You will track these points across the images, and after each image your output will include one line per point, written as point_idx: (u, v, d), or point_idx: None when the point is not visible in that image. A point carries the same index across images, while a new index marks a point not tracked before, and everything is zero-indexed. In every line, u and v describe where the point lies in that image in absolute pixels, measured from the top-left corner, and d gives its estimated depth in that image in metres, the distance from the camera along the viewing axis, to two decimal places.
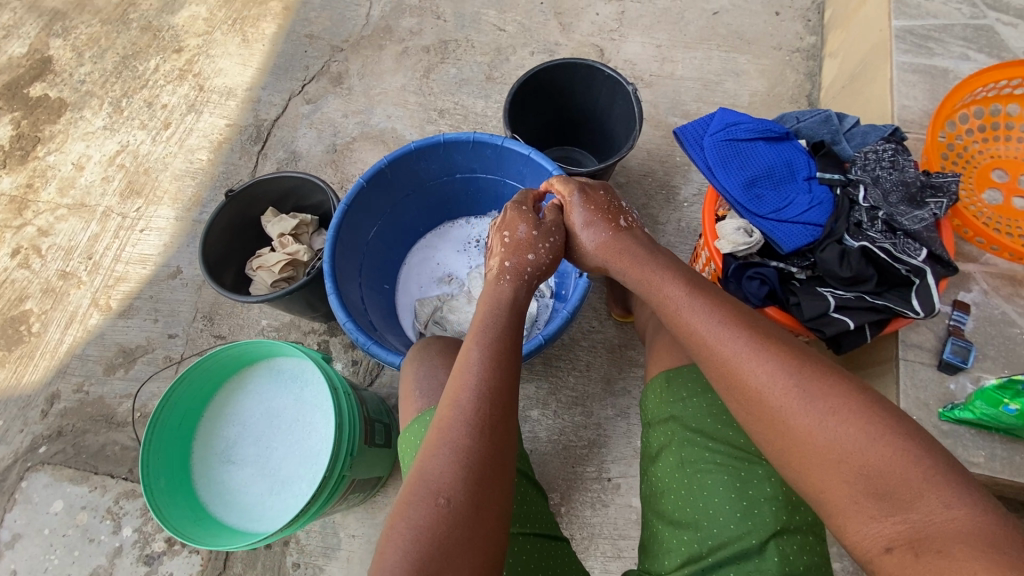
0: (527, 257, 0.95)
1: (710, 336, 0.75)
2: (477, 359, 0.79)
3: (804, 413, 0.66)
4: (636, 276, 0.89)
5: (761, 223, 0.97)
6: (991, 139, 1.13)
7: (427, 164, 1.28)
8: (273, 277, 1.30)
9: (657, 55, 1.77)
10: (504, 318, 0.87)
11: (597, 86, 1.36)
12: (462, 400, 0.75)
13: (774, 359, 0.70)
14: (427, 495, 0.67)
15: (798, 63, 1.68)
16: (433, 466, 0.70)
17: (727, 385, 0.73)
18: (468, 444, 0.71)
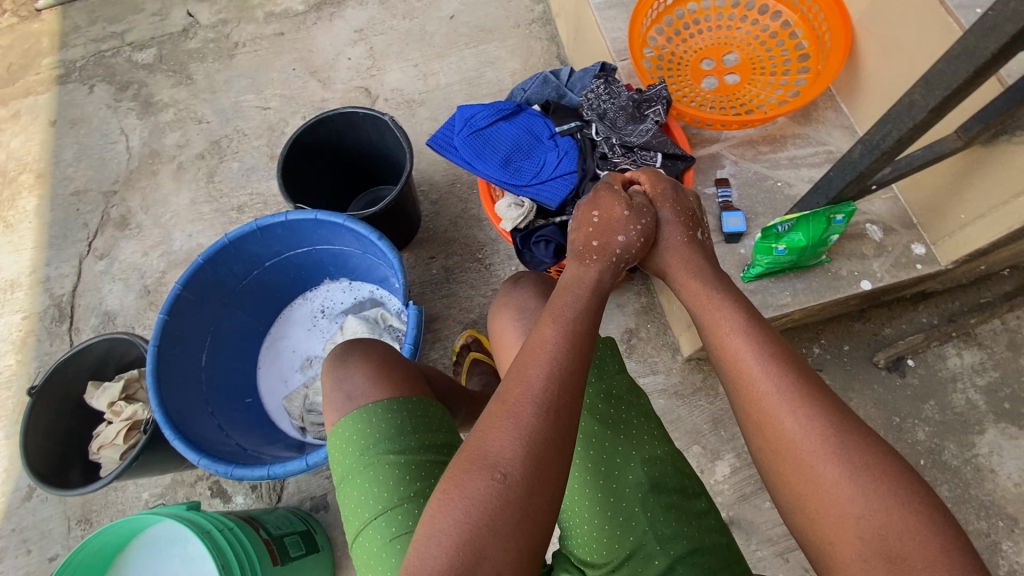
0: (616, 239, 0.87)
1: (751, 365, 0.71)
2: (555, 339, 0.73)
3: (835, 462, 0.62)
4: (693, 294, 0.82)
5: (526, 192, 1.04)
6: (689, 36, 1.28)
7: (228, 269, 1.25)
8: (120, 449, 1.21)
9: (418, 73, 1.84)
10: (592, 298, 0.81)
11: (361, 128, 1.39)
12: (531, 380, 0.69)
13: (815, 405, 0.66)
14: (482, 470, 0.63)
15: (538, 32, 1.84)
16: (496, 442, 0.65)
17: (754, 422, 0.69)
18: (535, 428, 0.65)
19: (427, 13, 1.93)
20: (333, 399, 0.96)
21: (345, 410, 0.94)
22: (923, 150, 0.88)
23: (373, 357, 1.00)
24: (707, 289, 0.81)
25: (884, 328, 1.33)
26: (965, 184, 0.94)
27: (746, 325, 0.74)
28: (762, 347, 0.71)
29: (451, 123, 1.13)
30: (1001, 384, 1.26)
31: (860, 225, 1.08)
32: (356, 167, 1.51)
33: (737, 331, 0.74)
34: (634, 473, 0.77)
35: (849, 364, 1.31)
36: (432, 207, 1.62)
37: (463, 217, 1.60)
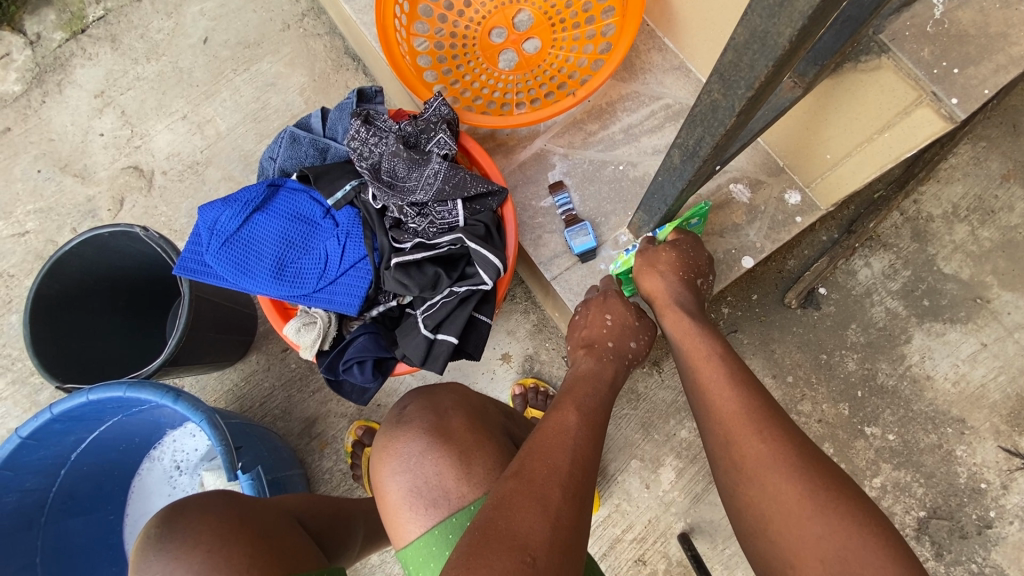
0: (630, 343, 0.80)
1: (732, 406, 0.65)
2: (580, 423, 0.66)
3: (806, 498, 0.57)
4: (686, 342, 0.74)
5: (316, 301, 0.80)
6: (465, 6, 1.00)
7: (18, 490, 0.98)
8: None
9: (191, 126, 1.48)
10: (607, 397, 0.73)
11: (120, 246, 1.07)
12: (555, 457, 0.61)
13: (796, 449, 0.61)
14: (508, 550, 0.52)
15: (314, 28, 1.49)
16: (521, 525, 0.54)
17: (725, 456, 0.64)
18: (565, 510, 0.56)
19: (174, 44, 1.53)
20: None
21: None
22: (759, 109, 0.68)
23: (205, 529, 0.69)
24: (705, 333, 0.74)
25: (787, 262, 1.20)
26: (823, 123, 0.76)
27: (732, 368, 0.69)
28: (748, 392, 0.66)
29: (195, 233, 0.84)
30: (916, 282, 1.16)
31: (721, 191, 0.90)
32: (144, 287, 1.20)
33: (722, 376, 0.69)
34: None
35: (762, 314, 1.18)
36: None
37: None
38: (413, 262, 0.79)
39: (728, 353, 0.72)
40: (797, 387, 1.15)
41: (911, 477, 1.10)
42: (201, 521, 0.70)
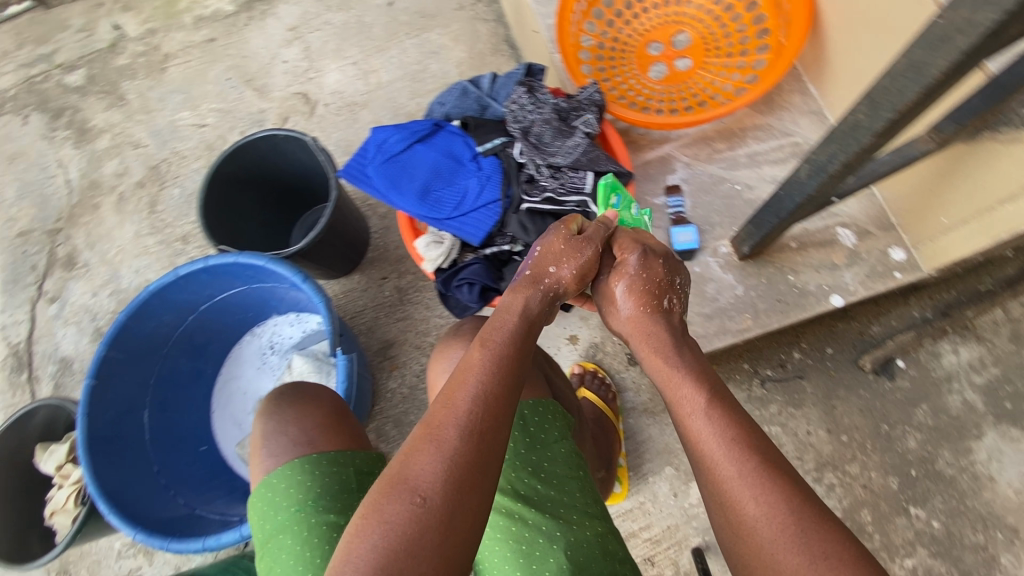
0: (551, 269, 0.80)
1: (711, 446, 0.62)
2: (487, 366, 0.67)
3: (790, 548, 0.54)
4: (658, 365, 0.73)
5: (447, 226, 0.93)
6: (630, 16, 1.12)
7: (158, 319, 1.19)
8: (72, 514, 1.17)
9: (358, 72, 1.69)
10: (521, 330, 0.74)
11: (286, 147, 1.27)
12: (467, 405, 0.64)
13: (773, 485, 0.58)
14: (405, 495, 0.58)
15: (484, 13, 1.66)
16: (414, 466, 0.60)
17: (712, 498, 0.61)
18: (458, 448, 0.60)
19: (365, 3, 1.77)
20: (271, 443, 0.84)
21: (281, 458, 0.82)
22: (890, 155, 0.74)
23: (323, 402, 0.90)
24: (676, 357, 0.73)
25: (871, 327, 1.21)
26: (947, 186, 0.84)
27: (710, 400, 0.67)
28: (727, 426, 0.64)
29: (366, 149, 1.02)
30: (1003, 383, 1.14)
31: (828, 230, 0.95)
32: (288, 190, 1.40)
33: (697, 408, 0.66)
34: (554, 559, 0.70)
35: (833, 369, 1.20)
36: (380, 222, 1.51)
37: None
38: (538, 214, 0.92)
39: (712, 387, 0.68)
40: (848, 447, 1.15)
41: (945, 569, 1.07)
42: (317, 396, 0.92)
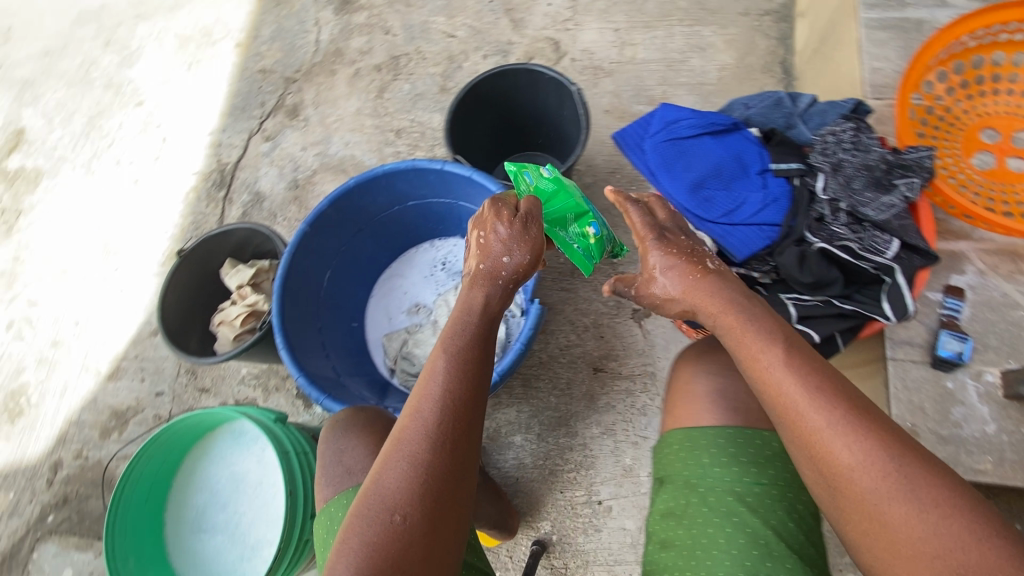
0: (503, 260, 0.94)
1: (797, 406, 0.65)
2: (447, 370, 0.82)
3: (900, 503, 0.58)
4: (727, 324, 0.75)
5: (712, 228, 0.94)
6: (976, 94, 1.04)
7: (374, 198, 1.26)
8: (235, 331, 1.28)
9: (616, 40, 1.66)
10: (478, 322, 0.90)
11: (544, 88, 1.28)
12: (420, 415, 0.79)
13: (874, 440, 0.61)
14: (380, 512, 0.73)
15: (768, 27, 1.57)
16: (383, 482, 0.75)
17: (806, 460, 0.64)
18: (425, 455, 0.76)
19: None
20: (329, 470, 0.90)
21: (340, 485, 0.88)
22: None
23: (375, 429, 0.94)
24: (739, 318, 0.74)
25: None
26: None
27: (786, 353, 0.68)
28: (810, 380, 0.65)
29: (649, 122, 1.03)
30: None
31: None
32: (519, 127, 1.42)
33: (777, 364, 0.68)
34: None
35: None
36: (583, 191, 1.49)
37: (611, 212, 1.46)
38: (821, 257, 0.87)
39: (782, 342, 0.69)
40: None
41: None
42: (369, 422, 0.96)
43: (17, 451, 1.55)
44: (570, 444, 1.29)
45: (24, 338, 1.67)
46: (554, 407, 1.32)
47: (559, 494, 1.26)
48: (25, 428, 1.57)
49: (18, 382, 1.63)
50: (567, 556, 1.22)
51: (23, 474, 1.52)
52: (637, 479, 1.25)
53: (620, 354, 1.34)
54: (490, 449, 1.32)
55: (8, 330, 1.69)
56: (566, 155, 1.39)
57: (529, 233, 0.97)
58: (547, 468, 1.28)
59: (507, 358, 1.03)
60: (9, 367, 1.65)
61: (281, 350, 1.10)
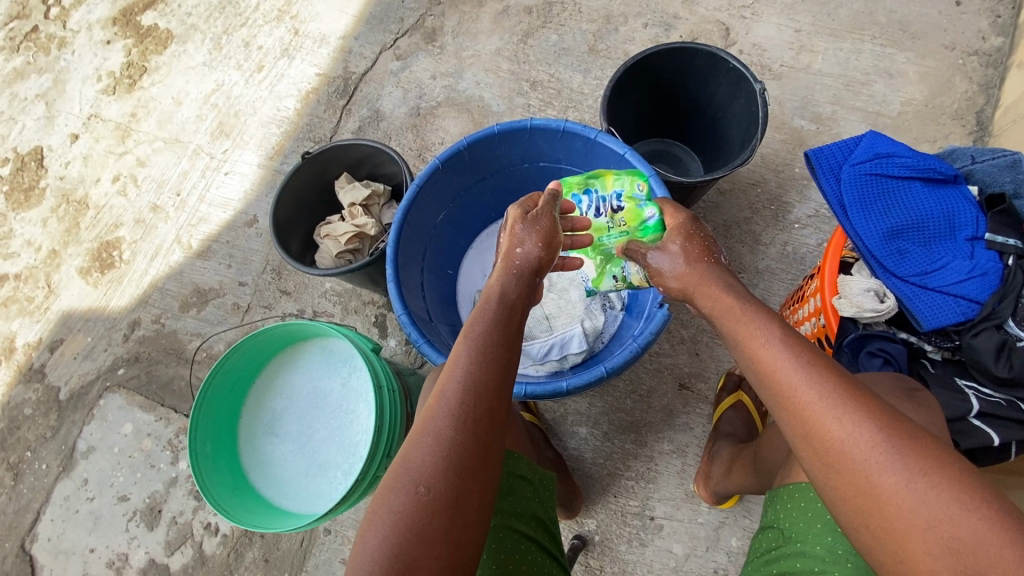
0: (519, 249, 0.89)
1: (796, 382, 0.66)
2: (468, 357, 0.76)
3: (891, 472, 0.59)
4: (724, 302, 0.80)
5: (899, 286, 0.88)
6: None
7: (510, 149, 1.19)
8: (339, 248, 1.28)
9: (795, 42, 1.49)
10: (496, 313, 0.82)
11: (721, 77, 1.16)
12: (448, 392, 0.74)
13: (864, 414, 0.62)
14: (408, 485, 0.69)
15: (972, 70, 1.41)
16: (408, 455, 0.72)
17: (803, 438, 0.65)
18: (449, 429, 0.71)
19: None
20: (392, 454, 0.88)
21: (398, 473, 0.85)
22: None
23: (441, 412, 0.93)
24: (737, 300, 0.79)
25: None
26: None
27: (785, 335, 0.70)
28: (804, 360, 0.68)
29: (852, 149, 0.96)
30: None
31: None
32: (672, 111, 1.31)
33: (773, 340, 0.70)
34: None
35: None
36: (715, 197, 1.39)
37: (740, 227, 1.35)
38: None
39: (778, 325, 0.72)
40: None
41: None
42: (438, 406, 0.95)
43: (102, 301, 1.61)
44: (636, 452, 1.24)
45: (127, 195, 1.70)
46: (628, 411, 1.27)
47: (612, 497, 1.23)
48: (113, 280, 1.62)
49: (113, 235, 1.67)
50: (605, 559, 1.19)
51: (103, 324, 1.58)
52: (696, 506, 1.19)
53: (710, 377, 1.27)
54: (553, 433, 1.29)
55: (113, 183, 1.72)
56: (715, 157, 1.28)
57: (546, 221, 0.93)
58: (606, 468, 1.25)
59: (618, 356, 0.95)
60: (108, 219, 1.69)
61: (389, 282, 1.07)
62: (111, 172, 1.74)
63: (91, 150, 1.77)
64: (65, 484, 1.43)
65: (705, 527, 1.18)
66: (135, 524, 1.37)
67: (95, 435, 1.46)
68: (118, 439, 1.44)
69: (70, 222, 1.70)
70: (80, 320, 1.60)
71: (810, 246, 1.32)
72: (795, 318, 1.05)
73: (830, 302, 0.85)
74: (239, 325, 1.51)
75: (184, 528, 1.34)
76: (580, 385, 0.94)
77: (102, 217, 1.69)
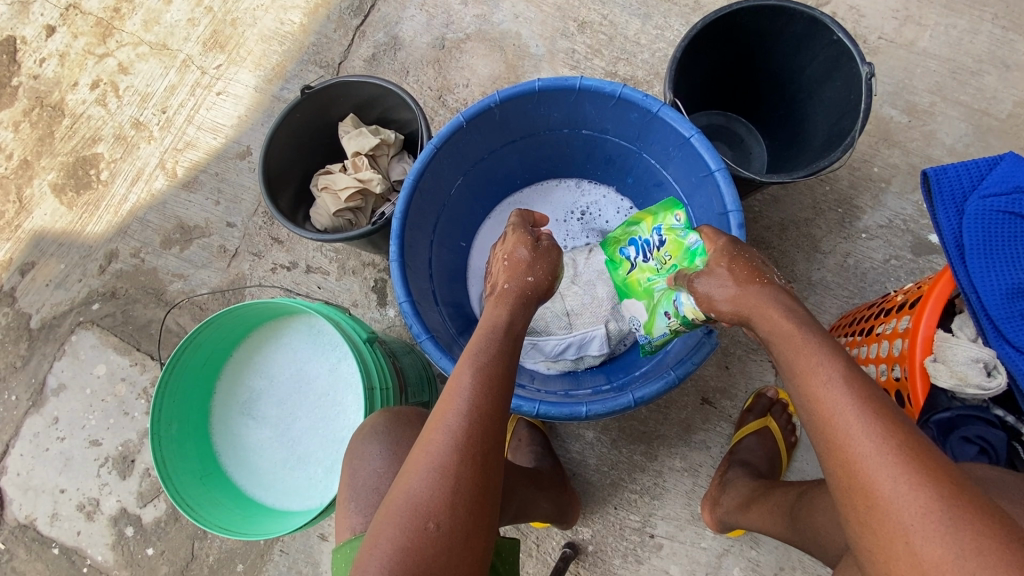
0: (526, 279, 0.84)
1: (848, 424, 0.56)
2: (472, 385, 0.68)
3: (943, 544, 0.48)
4: (786, 328, 0.65)
5: (1015, 360, 0.67)
6: None
7: (549, 111, 0.99)
8: (338, 204, 1.11)
9: (901, 9, 1.24)
10: (502, 341, 0.75)
11: (817, 49, 0.96)
12: (452, 423, 0.65)
13: (927, 474, 0.52)
14: (410, 520, 0.60)
15: None
16: (407, 487, 0.63)
17: (844, 488, 0.55)
18: (456, 465, 0.63)
19: None
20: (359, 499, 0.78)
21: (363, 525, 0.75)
22: None
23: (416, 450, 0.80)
24: (800, 327, 0.65)
25: None
26: None
27: (849, 371, 0.59)
28: (867, 401, 0.57)
29: (984, 169, 0.73)
30: None
31: None
32: (745, 82, 1.11)
33: (832, 378, 0.59)
34: None
35: None
36: (776, 189, 1.20)
37: (798, 228, 1.18)
38: None
39: (844, 360, 0.60)
40: None
41: None
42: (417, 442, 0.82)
43: (76, 225, 1.45)
44: (644, 465, 1.14)
45: (106, 105, 1.50)
46: (641, 420, 1.16)
47: (611, 509, 1.14)
48: (88, 203, 1.46)
49: (90, 151, 1.49)
50: (596, 570, 1.12)
51: (77, 251, 1.44)
52: (701, 530, 1.11)
53: (737, 394, 1.15)
54: (556, 433, 1.19)
55: (91, 89, 1.52)
56: (785, 146, 1.09)
57: (549, 258, 0.88)
58: (609, 478, 1.15)
59: (651, 385, 0.83)
60: (84, 133, 1.50)
61: (392, 259, 0.92)
62: (90, 76, 1.52)
63: (67, 47, 1.54)
64: (36, 419, 1.36)
65: (707, 553, 1.10)
66: (107, 470, 1.30)
67: (66, 372, 1.36)
68: (91, 379, 1.35)
69: (43, 131, 1.51)
70: (53, 244, 1.45)
71: (875, 260, 1.15)
72: (861, 357, 0.89)
73: (919, 360, 0.69)
74: (224, 272, 1.36)
75: (158, 481, 1.28)
76: (602, 412, 0.82)
77: (78, 128, 1.50)
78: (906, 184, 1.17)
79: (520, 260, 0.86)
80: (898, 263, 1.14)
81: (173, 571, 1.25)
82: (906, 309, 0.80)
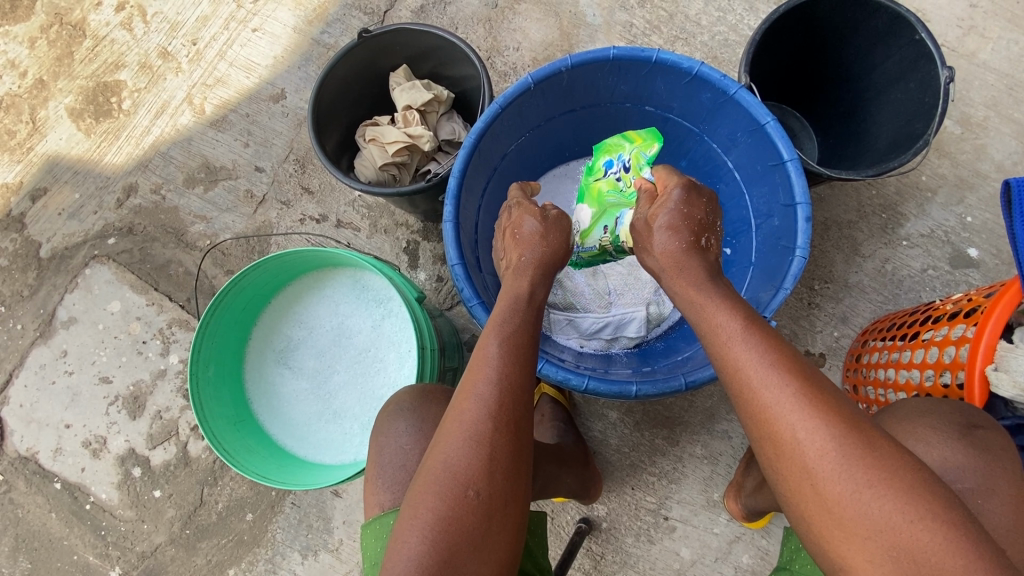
0: (534, 245, 0.82)
1: (752, 377, 0.57)
2: (500, 353, 0.67)
3: (841, 481, 0.52)
4: (689, 295, 0.67)
5: None
6: None
7: (616, 82, 0.97)
8: (384, 158, 1.07)
9: (966, 19, 1.23)
10: (525, 312, 0.73)
11: (894, 48, 0.95)
12: (481, 390, 0.64)
13: (823, 414, 0.54)
14: (450, 489, 0.59)
15: None
16: (444, 458, 0.61)
17: (759, 441, 0.57)
18: (493, 439, 0.61)
19: None
20: (384, 477, 0.75)
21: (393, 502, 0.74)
22: None
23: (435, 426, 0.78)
24: (703, 295, 0.66)
25: None
26: None
27: (748, 326, 0.60)
28: (767, 351, 0.58)
29: None
30: None
31: None
32: (810, 76, 1.09)
33: (736, 334, 0.60)
34: None
35: None
36: (822, 188, 1.20)
37: (841, 229, 1.18)
38: None
39: (742, 314, 0.62)
40: None
41: None
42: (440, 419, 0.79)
43: (93, 153, 1.39)
44: (665, 450, 1.15)
45: (131, 30, 1.42)
46: (666, 405, 1.17)
47: (628, 489, 1.15)
48: (108, 132, 1.39)
49: (113, 77, 1.41)
50: (608, 547, 1.14)
51: (94, 181, 1.37)
52: (715, 516, 1.13)
53: None
54: (580, 411, 1.19)
55: (116, 11, 1.43)
56: (840, 145, 1.08)
57: (560, 229, 0.85)
58: (629, 459, 1.16)
59: (699, 369, 0.83)
60: (107, 57, 1.42)
61: (445, 219, 0.89)
62: None
63: None
64: (42, 351, 1.32)
65: (718, 538, 1.13)
66: (116, 409, 1.27)
67: (78, 306, 1.32)
68: (105, 316, 1.31)
69: (61, 50, 1.43)
70: (67, 170, 1.39)
71: (914, 269, 1.16)
72: (902, 360, 0.90)
73: (980, 369, 0.72)
74: (250, 218, 1.32)
75: (170, 424, 1.25)
76: (651, 393, 0.82)
77: (100, 52, 1.42)
78: (952, 197, 1.17)
79: (531, 233, 0.83)
80: (935, 273, 1.15)
81: (180, 515, 1.24)
82: (962, 317, 0.81)
